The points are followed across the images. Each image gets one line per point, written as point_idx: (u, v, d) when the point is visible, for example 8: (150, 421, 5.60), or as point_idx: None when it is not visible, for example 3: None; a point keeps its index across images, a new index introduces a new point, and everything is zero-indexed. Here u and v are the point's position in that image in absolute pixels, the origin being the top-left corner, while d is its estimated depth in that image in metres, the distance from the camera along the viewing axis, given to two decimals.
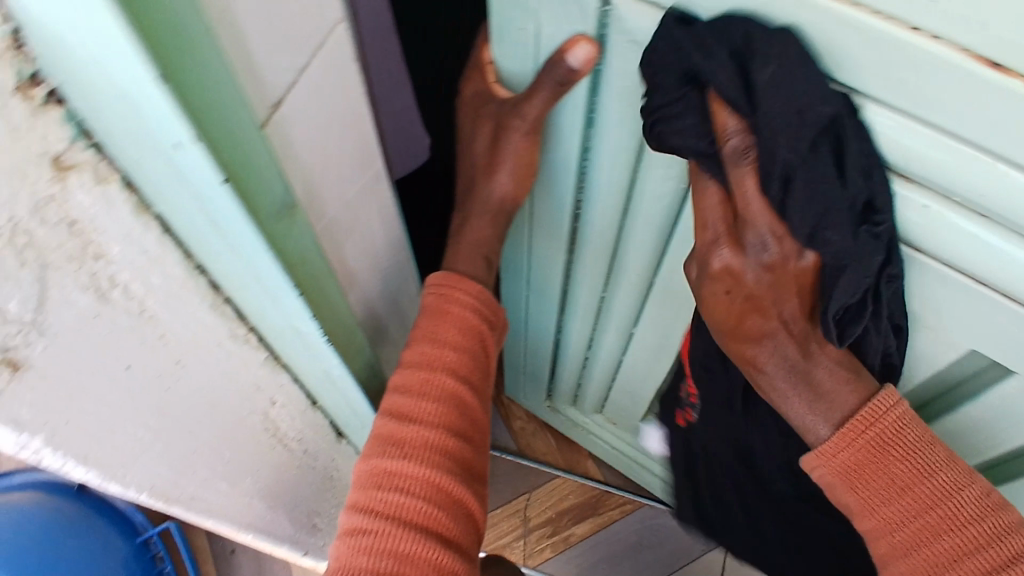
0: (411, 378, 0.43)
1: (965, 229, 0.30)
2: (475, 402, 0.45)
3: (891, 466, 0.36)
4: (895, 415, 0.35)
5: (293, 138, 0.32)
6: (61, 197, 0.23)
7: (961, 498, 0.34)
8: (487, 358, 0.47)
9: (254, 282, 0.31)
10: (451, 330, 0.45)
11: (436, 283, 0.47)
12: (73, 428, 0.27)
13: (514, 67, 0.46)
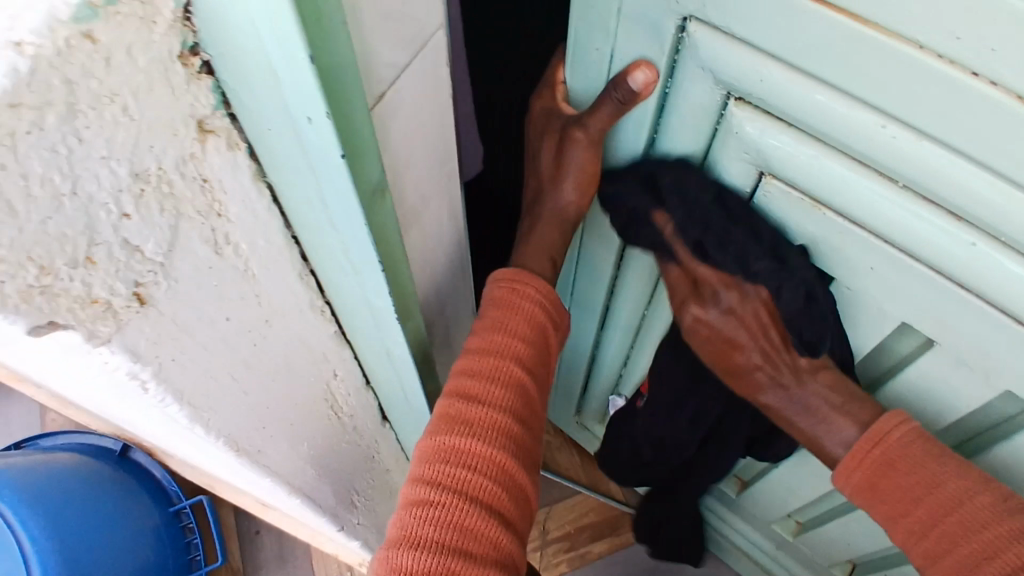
0: (480, 363, 0.46)
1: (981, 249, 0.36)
2: (535, 394, 0.48)
3: (902, 482, 0.43)
4: (899, 432, 0.44)
5: (389, 127, 0.35)
6: (199, 156, 0.26)
7: (973, 505, 0.40)
8: (549, 353, 0.50)
9: (344, 256, 0.34)
10: (521, 323, 0.48)
11: (506, 277, 0.50)
12: (177, 366, 0.30)
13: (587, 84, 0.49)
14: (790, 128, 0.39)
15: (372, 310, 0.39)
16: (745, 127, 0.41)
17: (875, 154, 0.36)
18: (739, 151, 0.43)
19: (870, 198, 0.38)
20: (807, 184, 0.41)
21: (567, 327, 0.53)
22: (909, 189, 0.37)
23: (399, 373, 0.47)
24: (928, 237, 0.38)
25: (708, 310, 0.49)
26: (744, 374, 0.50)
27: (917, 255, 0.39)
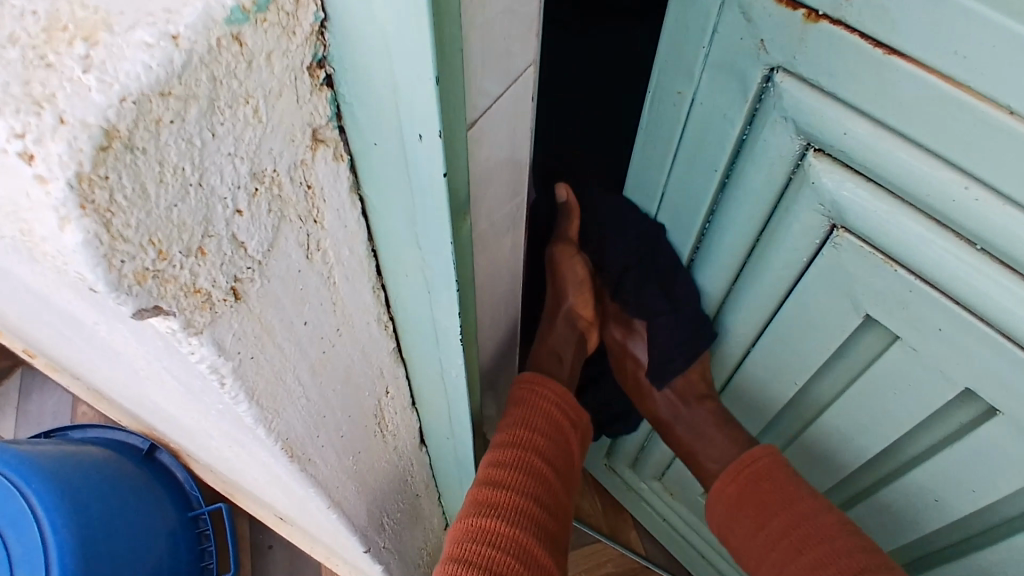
0: (504, 453, 0.49)
1: (992, 276, 0.38)
2: (556, 483, 0.50)
3: (770, 498, 0.57)
4: (764, 458, 0.59)
5: (474, 155, 0.36)
6: (308, 162, 0.28)
7: (816, 521, 0.54)
8: (569, 452, 0.53)
9: (420, 275, 0.35)
10: (540, 420, 0.51)
11: (525, 379, 0.54)
12: (255, 365, 0.30)
13: (659, 129, 0.50)
14: (870, 183, 0.41)
15: (438, 332, 0.39)
16: (823, 178, 0.43)
17: (953, 215, 0.38)
18: (813, 201, 0.45)
19: (944, 259, 0.40)
20: (882, 239, 0.42)
21: (582, 433, 0.57)
22: (989, 254, 0.38)
23: (448, 398, 0.48)
24: (1000, 302, 0.39)
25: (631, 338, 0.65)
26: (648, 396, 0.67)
27: (988, 318, 0.40)
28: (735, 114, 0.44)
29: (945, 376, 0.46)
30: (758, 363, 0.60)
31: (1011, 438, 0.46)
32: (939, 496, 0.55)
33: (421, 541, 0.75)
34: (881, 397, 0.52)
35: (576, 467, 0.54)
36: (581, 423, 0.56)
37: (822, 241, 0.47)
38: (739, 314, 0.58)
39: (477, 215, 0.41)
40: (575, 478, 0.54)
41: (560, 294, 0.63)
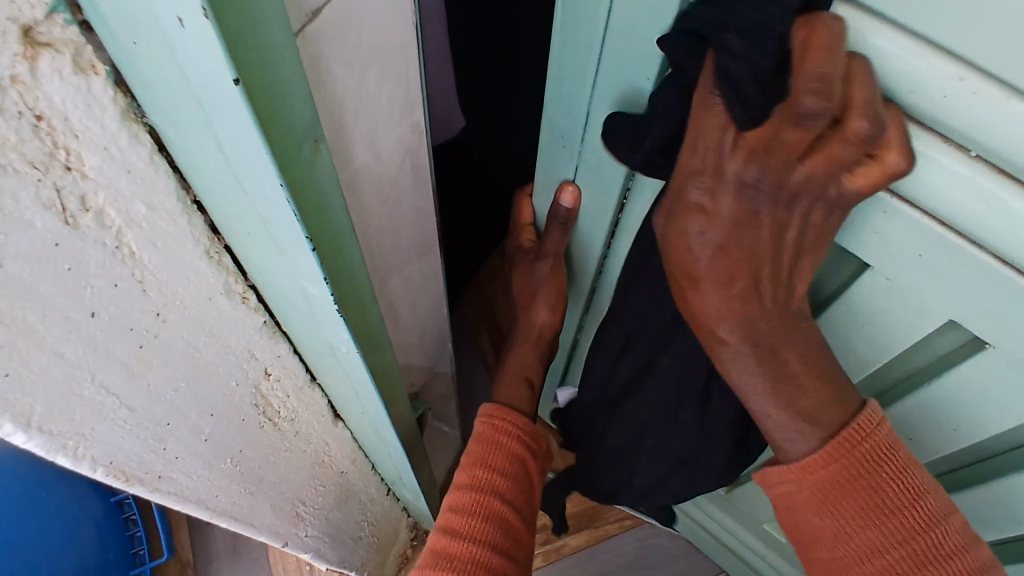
0: (463, 499, 0.51)
1: (986, 189, 0.31)
2: (520, 524, 0.52)
3: (884, 490, 0.38)
4: (880, 434, 0.38)
5: (328, 61, 0.26)
6: (28, 82, 0.18)
7: (938, 532, 0.38)
8: (531, 481, 0.56)
9: (264, 232, 0.26)
10: (499, 457, 0.53)
11: (489, 415, 0.56)
12: (16, 383, 0.23)
13: (576, 30, 0.41)
14: None
15: (309, 303, 0.31)
16: None
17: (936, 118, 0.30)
18: None
19: (928, 174, 0.32)
20: None
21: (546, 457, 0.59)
22: (984, 160, 0.30)
23: (349, 372, 0.39)
24: (996, 221, 0.32)
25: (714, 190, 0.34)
26: (713, 297, 0.38)
27: (980, 240, 0.33)
28: (665, 7, 0.35)
29: (924, 307, 0.40)
30: None
31: (1000, 369, 0.40)
32: (915, 433, 0.49)
33: (358, 514, 0.68)
34: (849, 332, 0.46)
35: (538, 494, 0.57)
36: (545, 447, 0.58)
37: None
38: None
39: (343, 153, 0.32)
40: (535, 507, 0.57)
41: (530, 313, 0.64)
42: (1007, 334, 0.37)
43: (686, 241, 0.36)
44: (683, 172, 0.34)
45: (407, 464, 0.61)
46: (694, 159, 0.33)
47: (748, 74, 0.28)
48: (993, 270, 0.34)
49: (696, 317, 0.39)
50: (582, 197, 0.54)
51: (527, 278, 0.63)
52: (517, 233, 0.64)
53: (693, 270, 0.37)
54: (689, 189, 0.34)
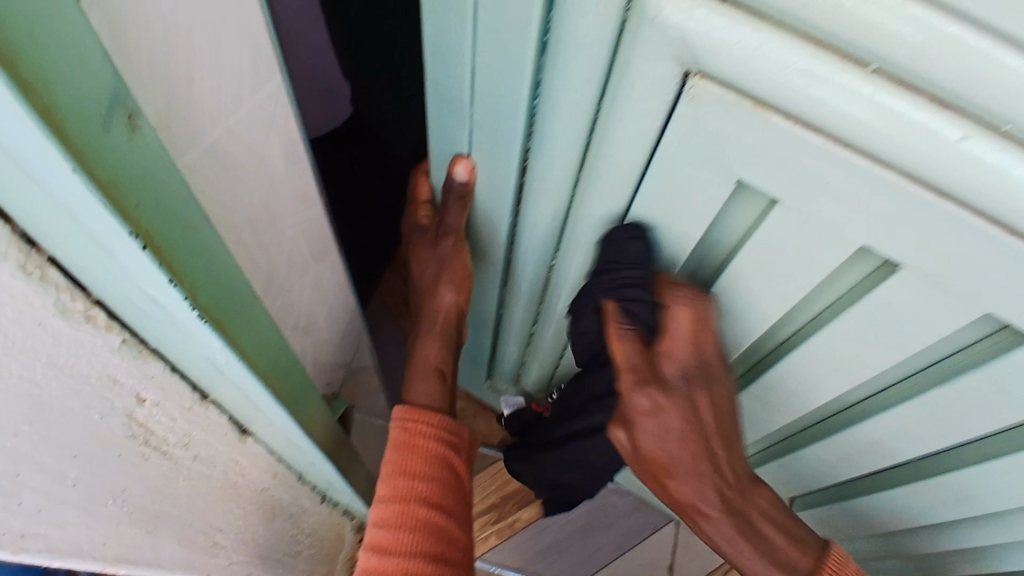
0: (388, 512, 0.53)
1: (885, 103, 0.31)
2: (450, 522, 0.55)
3: None
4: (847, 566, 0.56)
5: (128, 8, 0.23)
6: None
7: None
8: (459, 475, 0.58)
9: (80, 229, 0.23)
10: (419, 463, 0.55)
11: (406, 419, 0.57)
12: None
13: None
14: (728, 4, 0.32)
15: (162, 309, 0.28)
16: (664, 9, 0.33)
17: (833, 23, 0.29)
18: (659, 43, 0.35)
19: (827, 94, 0.32)
20: (747, 78, 0.34)
21: (469, 443, 0.60)
22: (882, 74, 0.30)
23: (239, 385, 0.36)
24: (900, 135, 0.32)
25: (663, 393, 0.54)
26: (679, 472, 0.56)
27: (884, 158, 0.34)
28: None
29: (835, 235, 0.40)
30: None
31: (912, 291, 0.40)
32: (838, 363, 0.50)
33: (291, 529, 0.64)
34: (766, 272, 0.45)
35: (469, 485, 0.59)
36: (466, 437, 0.60)
37: (675, 97, 0.38)
38: (594, 194, 0.49)
39: (173, 126, 0.28)
40: (469, 498, 0.59)
41: (438, 298, 0.62)
42: (915, 255, 0.38)
43: (650, 439, 0.56)
44: (628, 399, 0.55)
45: (331, 469, 0.57)
46: (647, 385, 0.54)
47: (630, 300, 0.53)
48: (899, 189, 0.34)
49: (662, 470, 0.58)
50: (477, 169, 0.53)
51: (430, 259, 0.60)
52: (412, 210, 0.61)
53: (661, 454, 0.56)
54: (642, 404, 0.54)
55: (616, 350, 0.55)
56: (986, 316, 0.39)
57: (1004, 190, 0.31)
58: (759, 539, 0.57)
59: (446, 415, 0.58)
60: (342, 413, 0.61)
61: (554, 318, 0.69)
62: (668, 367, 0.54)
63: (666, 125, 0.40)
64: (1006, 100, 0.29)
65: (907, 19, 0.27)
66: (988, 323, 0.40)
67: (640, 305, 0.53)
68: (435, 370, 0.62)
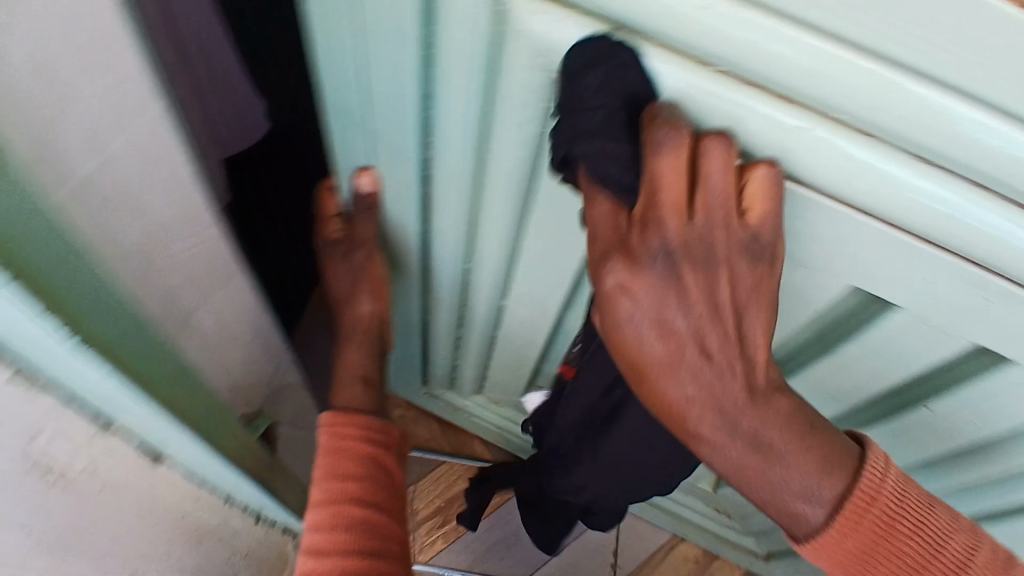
0: (323, 515, 0.53)
1: (734, 98, 0.33)
2: (386, 519, 0.55)
3: (899, 555, 0.41)
4: (896, 481, 0.41)
5: None
6: None
7: (948, 551, 0.41)
8: (391, 470, 0.58)
9: None
10: (348, 465, 0.55)
11: (333, 424, 0.57)
12: None
13: None
14: (588, 17, 0.34)
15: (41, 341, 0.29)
16: (526, 21, 0.35)
17: (675, 27, 0.32)
18: (528, 53, 0.37)
19: (684, 90, 0.34)
20: (610, 83, 0.36)
21: (400, 442, 0.61)
22: (728, 73, 0.33)
23: (140, 408, 0.37)
24: (753, 127, 0.34)
25: (642, 267, 0.39)
26: (668, 374, 0.40)
27: (743, 152, 0.36)
28: None
29: None
30: (530, 243, 0.55)
31: (788, 269, 0.43)
32: None
33: (224, 551, 0.63)
34: None
35: (403, 482, 0.59)
36: (395, 433, 0.60)
37: (551, 101, 0.40)
38: (495, 194, 0.51)
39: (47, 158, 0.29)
40: (403, 495, 0.59)
41: (355, 308, 0.64)
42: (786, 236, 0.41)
43: (630, 334, 0.40)
44: (597, 279, 0.40)
45: (256, 487, 0.58)
46: (622, 252, 0.39)
47: (608, 173, 0.39)
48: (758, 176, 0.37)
49: (648, 386, 0.41)
50: (381, 180, 0.54)
51: (343, 270, 0.62)
52: (324, 224, 0.62)
53: (638, 354, 0.41)
54: (610, 278, 0.39)
55: (592, 222, 0.41)
56: (851, 288, 0.43)
57: (846, 177, 0.34)
58: (787, 453, 0.41)
59: (374, 416, 0.59)
60: (269, 426, 0.63)
61: (476, 322, 0.71)
62: (653, 232, 0.38)
63: (550, 123, 0.43)
64: (832, 94, 0.31)
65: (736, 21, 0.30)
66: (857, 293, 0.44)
67: (603, 161, 0.38)
68: (359, 377, 0.65)
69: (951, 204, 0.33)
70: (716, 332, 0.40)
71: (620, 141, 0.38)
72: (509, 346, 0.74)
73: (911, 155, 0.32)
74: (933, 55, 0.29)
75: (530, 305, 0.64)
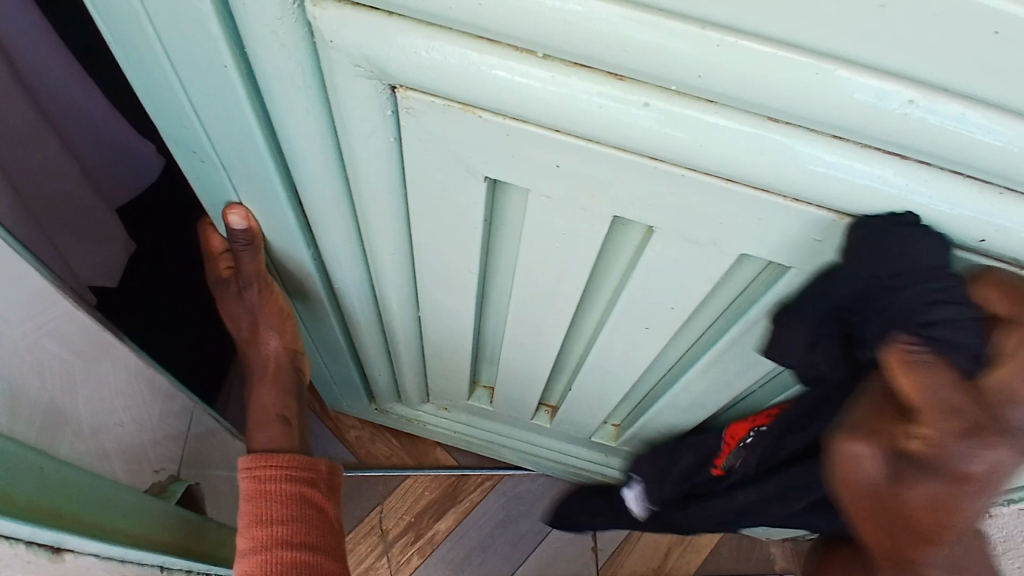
0: (251, 564, 0.51)
1: (562, 84, 0.31)
2: (320, 557, 0.53)
3: None
4: None
5: None
6: None
7: None
8: (321, 505, 0.57)
9: None
10: (275, 508, 0.54)
11: (252, 466, 0.55)
12: None
13: (128, 22, 0.37)
14: (397, 17, 0.32)
15: None
16: (331, 30, 0.33)
17: (480, 20, 0.29)
18: (348, 65, 0.34)
19: (512, 85, 0.32)
20: (438, 86, 0.34)
21: (328, 472, 0.59)
22: (552, 58, 0.31)
23: None
24: (592, 112, 0.32)
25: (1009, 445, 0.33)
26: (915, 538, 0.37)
27: (596, 138, 0.34)
28: None
29: (589, 210, 0.41)
30: (421, 256, 0.52)
31: (677, 247, 0.41)
32: (650, 322, 0.51)
33: None
34: (555, 254, 0.46)
35: (336, 515, 0.58)
36: (323, 466, 0.59)
37: (390, 115, 0.38)
38: (371, 217, 0.48)
39: None
40: (337, 528, 0.58)
41: (259, 345, 0.62)
42: (664, 215, 0.39)
43: (926, 493, 0.35)
44: (932, 452, 0.34)
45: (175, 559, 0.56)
46: (947, 426, 0.33)
47: (953, 341, 0.34)
48: (619, 158, 0.35)
49: (929, 531, 0.37)
50: (253, 214, 0.51)
51: (239, 309, 0.60)
52: (211, 264, 0.58)
53: (942, 512, 0.35)
54: (970, 463, 0.33)
55: (910, 386, 0.34)
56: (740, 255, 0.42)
57: (700, 149, 0.32)
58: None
59: (294, 452, 0.57)
60: (189, 487, 0.65)
61: (401, 340, 0.68)
62: (1014, 412, 0.34)
63: (398, 140, 0.40)
64: (657, 70, 0.29)
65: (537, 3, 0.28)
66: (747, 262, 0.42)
67: (950, 326, 0.33)
68: (278, 415, 0.63)
69: (807, 160, 0.31)
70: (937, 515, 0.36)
71: (947, 284, 0.33)
72: (441, 358, 0.71)
73: (755, 117, 0.31)
74: (741, 11, 0.26)
75: (447, 318, 0.61)
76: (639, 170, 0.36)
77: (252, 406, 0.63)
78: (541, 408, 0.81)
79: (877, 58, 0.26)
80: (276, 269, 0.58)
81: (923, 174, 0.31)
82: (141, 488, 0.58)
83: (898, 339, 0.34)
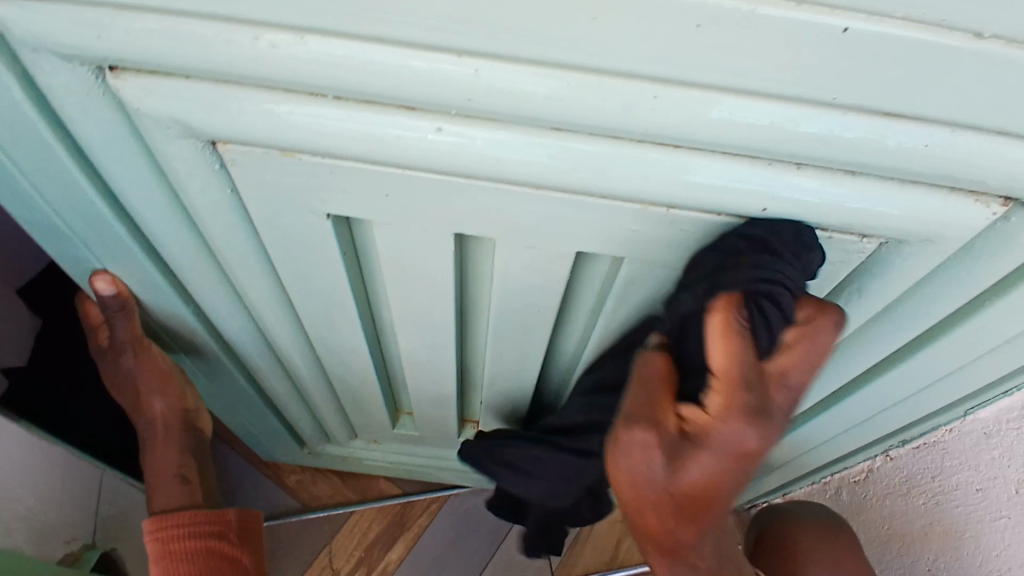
0: None
1: (360, 120, 0.34)
2: None
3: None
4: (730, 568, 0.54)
5: None
6: None
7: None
8: (232, 554, 0.58)
9: None
10: (181, 567, 0.54)
11: (155, 528, 0.55)
12: None
13: None
14: (194, 79, 0.33)
15: None
16: (136, 99, 0.34)
17: (263, 73, 0.31)
18: (163, 130, 0.36)
19: (315, 127, 0.34)
20: (252, 139, 0.36)
21: (238, 520, 0.60)
22: (347, 98, 0.33)
23: None
24: (394, 142, 0.34)
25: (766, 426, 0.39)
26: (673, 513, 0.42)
27: (409, 165, 0.36)
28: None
29: (432, 233, 0.43)
30: (297, 297, 0.53)
31: (522, 255, 0.44)
32: (525, 327, 0.53)
33: None
34: (416, 276, 0.48)
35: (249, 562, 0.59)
36: (231, 516, 0.59)
37: (219, 169, 0.39)
38: (234, 267, 0.49)
39: None
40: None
41: (151, 409, 0.63)
42: (497, 227, 0.41)
43: (699, 473, 0.40)
44: (714, 427, 0.39)
45: None
46: (733, 416, 0.39)
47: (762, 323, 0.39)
48: (436, 181, 0.37)
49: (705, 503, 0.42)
50: (120, 280, 0.52)
51: (124, 375, 0.60)
52: (91, 333, 0.59)
53: (709, 487, 0.41)
54: (749, 441, 0.39)
55: (721, 353, 0.38)
56: (576, 253, 0.45)
57: (499, 161, 0.34)
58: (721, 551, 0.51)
59: (197, 508, 0.57)
60: (105, 551, 0.66)
61: (308, 383, 0.69)
62: (776, 396, 0.40)
63: (234, 191, 0.41)
64: (435, 96, 0.31)
65: (308, 52, 0.30)
66: (583, 258, 0.46)
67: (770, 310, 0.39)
68: (176, 474, 0.65)
69: (593, 159, 0.34)
70: (721, 480, 0.41)
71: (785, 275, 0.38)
72: (353, 393, 0.72)
73: (538, 129, 0.33)
74: (487, 37, 0.28)
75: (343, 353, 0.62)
76: (455, 189, 0.38)
77: (149, 469, 0.65)
78: (466, 425, 0.83)
79: (616, 62, 0.29)
80: (157, 330, 0.58)
81: (697, 157, 0.33)
82: (50, 558, 0.58)
83: (731, 294, 0.38)
